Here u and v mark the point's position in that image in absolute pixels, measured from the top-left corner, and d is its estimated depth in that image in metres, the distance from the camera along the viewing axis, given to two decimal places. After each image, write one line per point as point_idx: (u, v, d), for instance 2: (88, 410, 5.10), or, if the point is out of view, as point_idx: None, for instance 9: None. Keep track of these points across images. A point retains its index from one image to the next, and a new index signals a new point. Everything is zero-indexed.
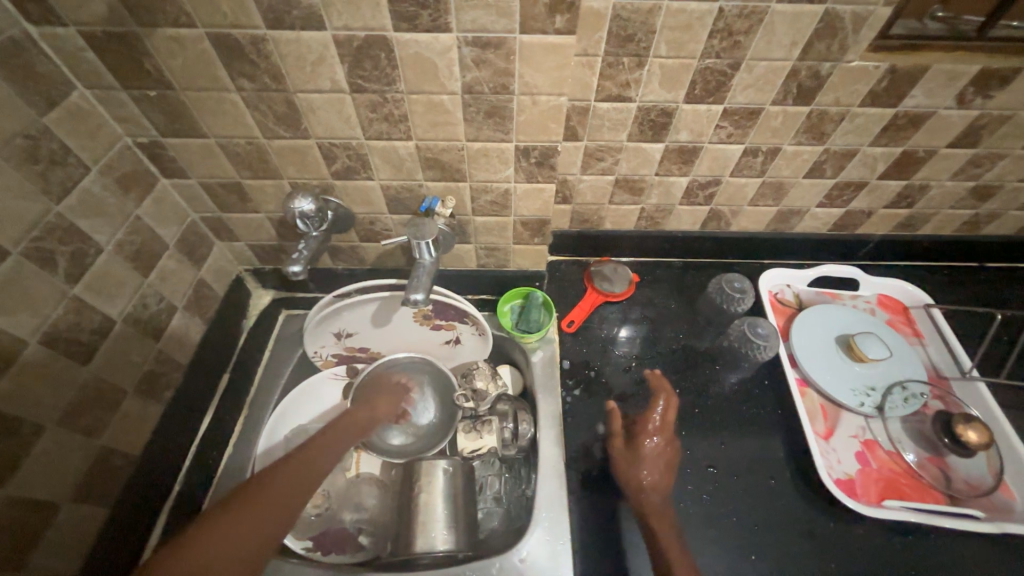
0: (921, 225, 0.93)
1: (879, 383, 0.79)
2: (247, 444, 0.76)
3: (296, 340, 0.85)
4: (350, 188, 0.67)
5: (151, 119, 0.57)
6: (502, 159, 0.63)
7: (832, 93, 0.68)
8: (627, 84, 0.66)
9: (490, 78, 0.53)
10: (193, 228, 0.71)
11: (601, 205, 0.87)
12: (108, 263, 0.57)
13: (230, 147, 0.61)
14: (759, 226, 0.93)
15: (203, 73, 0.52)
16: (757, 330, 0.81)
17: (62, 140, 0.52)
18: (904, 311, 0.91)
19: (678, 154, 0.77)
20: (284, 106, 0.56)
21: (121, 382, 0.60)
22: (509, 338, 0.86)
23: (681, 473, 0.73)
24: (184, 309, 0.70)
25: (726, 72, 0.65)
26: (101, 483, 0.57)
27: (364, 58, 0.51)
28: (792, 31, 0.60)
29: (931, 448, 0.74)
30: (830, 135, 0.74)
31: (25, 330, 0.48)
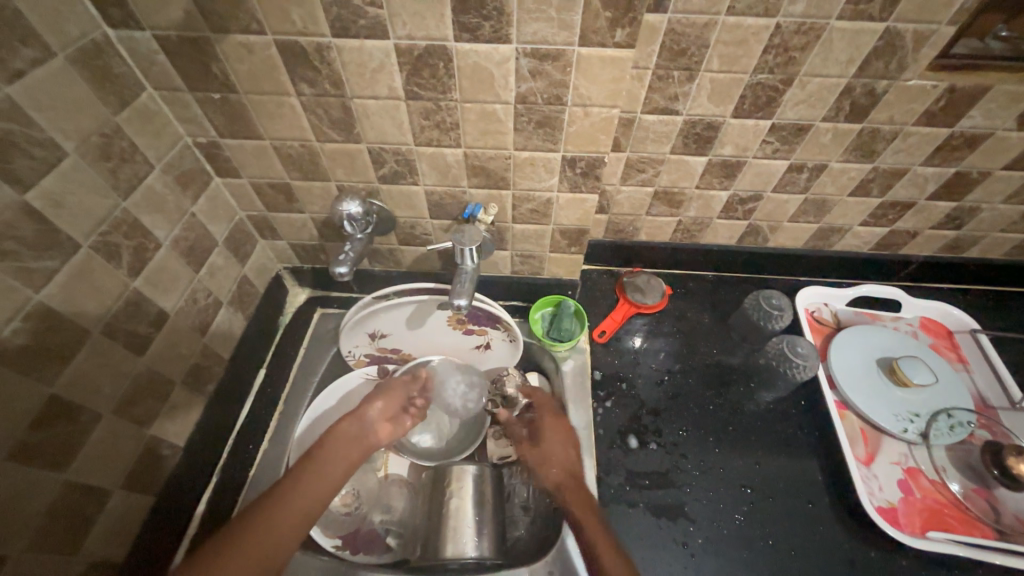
0: (968, 248, 0.90)
1: (923, 409, 0.77)
2: (282, 440, 0.76)
3: (330, 339, 0.86)
4: (394, 193, 0.68)
5: (212, 120, 0.59)
6: (549, 169, 0.63)
7: (885, 111, 0.66)
8: (675, 97, 0.66)
9: (545, 89, 0.54)
10: (241, 226, 0.73)
11: (638, 216, 0.86)
12: (165, 258, 0.59)
13: (283, 149, 0.63)
14: (798, 243, 0.91)
15: (267, 78, 0.54)
16: (797, 348, 0.79)
17: (131, 139, 0.54)
18: (948, 335, 0.88)
19: (721, 168, 0.76)
20: (340, 111, 0.57)
21: (171, 374, 0.61)
22: (540, 345, 0.86)
23: (715, 491, 0.72)
24: (228, 305, 0.72)
25: (778, 88, 0.64)
26: (147, 472, 0.59)
27: (423, 67, 0.52)
28: (849, 49, 0.59)
29: (979, 479, 0.71)
30: (880, 153, 0.72)
31: (91, 320, 0.50)
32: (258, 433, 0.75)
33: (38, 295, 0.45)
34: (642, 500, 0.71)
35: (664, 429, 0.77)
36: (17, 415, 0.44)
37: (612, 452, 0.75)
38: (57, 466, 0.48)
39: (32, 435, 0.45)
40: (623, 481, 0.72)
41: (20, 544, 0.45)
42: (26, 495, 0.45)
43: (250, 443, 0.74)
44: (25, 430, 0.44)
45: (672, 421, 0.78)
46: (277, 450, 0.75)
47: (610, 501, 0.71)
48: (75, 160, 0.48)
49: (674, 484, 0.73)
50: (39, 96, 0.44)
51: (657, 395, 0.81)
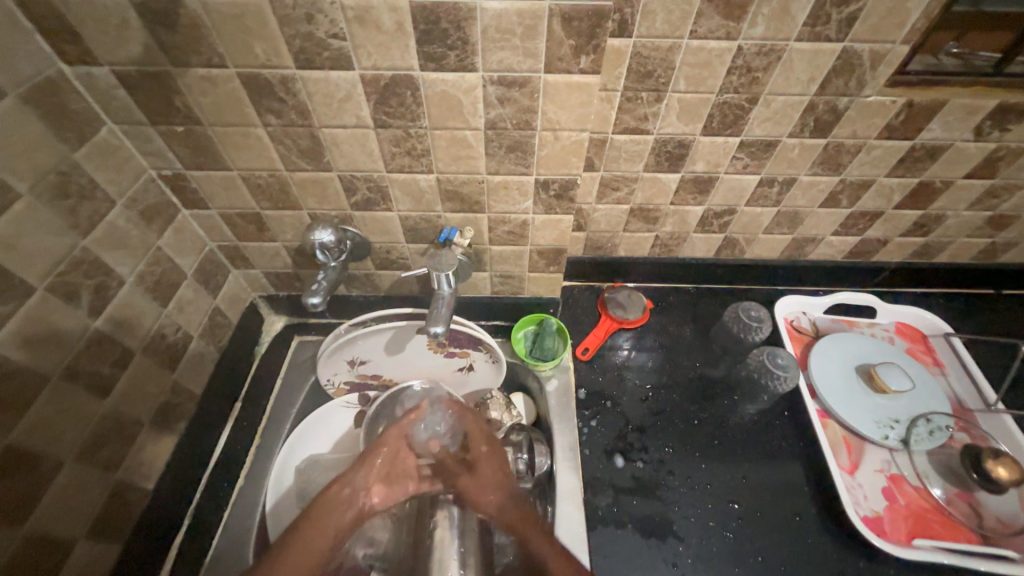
0: (936, 253, 0.92)
1: (903, 415, 0.77)
2: (259, 476, 0.73)
3: (308, 367, 0.84)
4: (368, 219, 0.68)
5: (177, 152, 0.58)
6: (522, 191, 0.63)
7: (848, 126, 0.68)
8: (645, 117, 0.67)
9: (514, 115, 0.54)
10: (211, 256, 0.71)
11: (615, 232, 0.87)
12: (130, 295, 0.57)
13: (252, 179, 0.62)
14: (774, 254, 0.93)
15: (232, 110, 0.53)
16: (777, 360, 0.80)
17: (91, 175, 0.52)
18: (923, 339, 0.90)
19: (694, 184, 0.77)
20: (308, 140, 0.57)
21: (138, 414, 0.59)
22: (522, 365, 0.85)
23: (703, 508, 0.71)
24: (199, 338, 0.69)
25: (744, 107, 0.65)
26: (113, 520, 0.56)
27: (390, 96, 0.52)
28: (810, 68, 0.61)
29: (959, 483, 0.72)
30: (847, 166, 0.74)
31: (49, 365, 0.48)
32: (233, 470, 0.73)
33: None
34: (630, 520, 0.70)
35: (650, 446, 0.77)
36: None
37: (598, 472, 0.74)
38: (14, 522, 0.45)
39: None
40: (611, 502, 0.71)
41: None
42: None
43: (225, 481, 0.71)
44: None
45: (658, 437, 0.78)
46: (254, 487, 0.73)
47: (598, 523, 0.70)
48: (29, 200, 0.46)
49: (662, 502, 0.72)
50: None
51: (642, 411, 0.81)
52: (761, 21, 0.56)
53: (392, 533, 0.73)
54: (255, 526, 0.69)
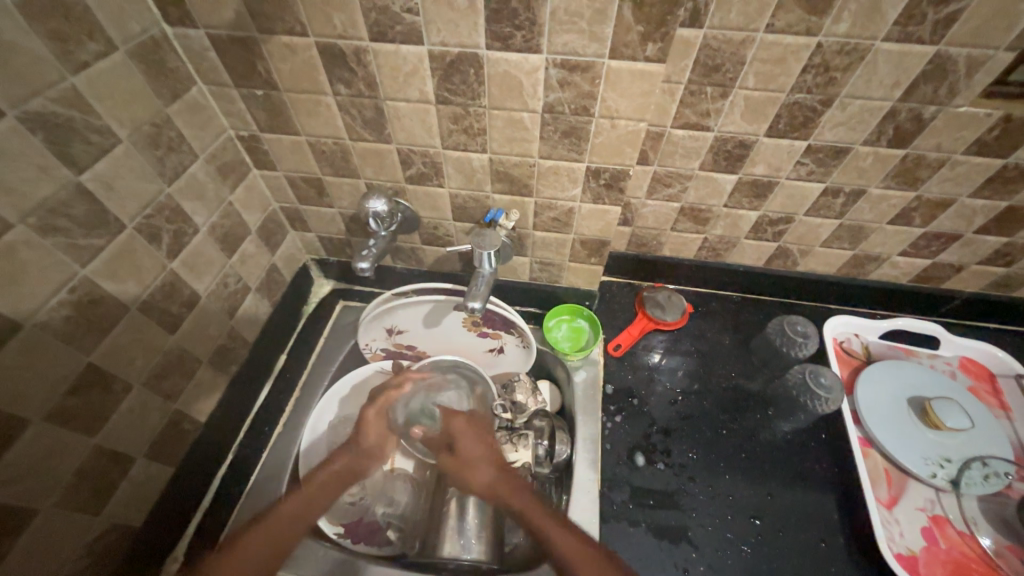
0: (1019, 287, 0.84)
1: (956, 455, 0.72)
2: (295, 424, 0.78)
3: (350, 330, 0.89)
4: (420, 193, 0.70)
5: (254, 115, 0.63)
6: (572, 178, 0.63)
7: (932, 138, 0.63)
8: (707, 113, 0.65)
9: (573, 99, 0.54)
10: (273, 216, 0.77)
11: (662, 230, 0.85)
12: (202, 243, 0.63)
13: (318, 146, 0.65)
14: (830, 269, 0.88)
15: (307, 79, 0.57)
16: (819, 379, 0.77)
17: (180, 129, 0.57)
18: (990, 378, 0.83)
19: (751, 187, 0.74)
20: (373, 111, 0.59)
21: (198, 352, 0.65)
22: (552, 353, 0.85)
23: (721, 518, 0.70)
24: (256, 290, 0.75)
25: (816, 108, 0.62)
26: (169, 444, 0.62)
27: (454, 73, 0.54)
28: (896, 71, 0.57)
29: (1013, 535, 0.67)
30: (925, 182, 0.69)
31: (130, 296, 0.54)
32: (274, 416, 0.78)
33: (84, 270, 0.48)
34: (644, 520, 0.69)
35: (673, 449, 0.76)
36: (57, 380, 0.47)
37: (615, 468, 0.74)
38: (90, 430, 0.51)
39: (69, 400, 0.48)
40: (627, 500, 0.71)
41: (50, 500, 0.48)
42: (57, 456, 0.48)
43: (266, 425, 0.77)
44: (61, 395, 0.48)
45: (683, 442, 0.77)
46: (288, 434, 0.77)
47: (611, 518, 0.69)
48: (126, 146, 0.51)
49: (679, 506, 0.71)
50: (100, 87, 0.47)
51: (669, 414, 0.80)
52: (846, 18, 0.53)
53: (411, 497, 0.77)
54: (286, 469, 0.74)
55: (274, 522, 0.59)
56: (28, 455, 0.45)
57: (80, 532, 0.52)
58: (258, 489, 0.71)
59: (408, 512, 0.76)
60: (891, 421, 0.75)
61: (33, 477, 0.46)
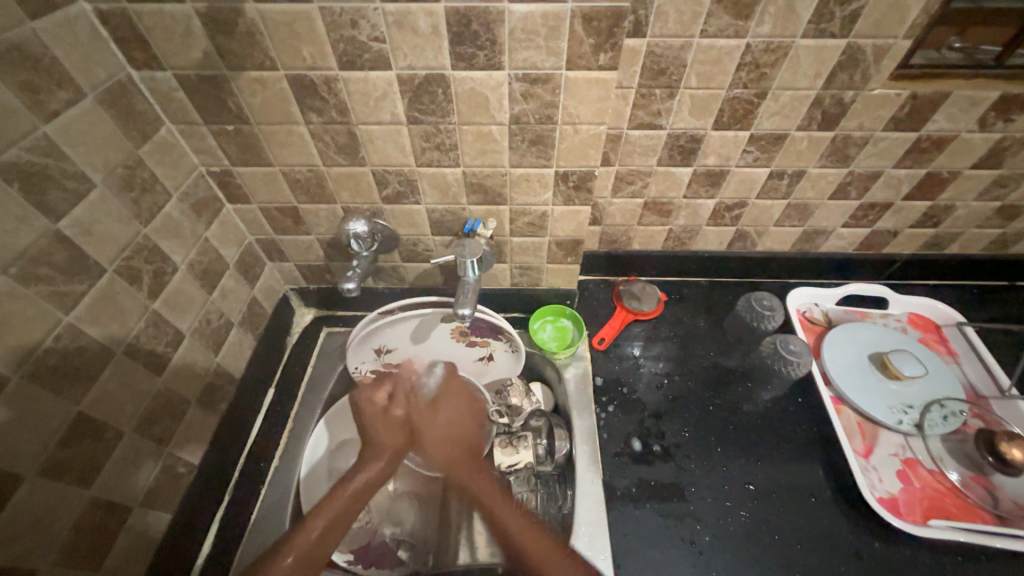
0: (948, 244, 0.94)
1: (916, 400, 0.79)
2: (293, 456, 0.78)
3: (338, 356, 0.88)
4: (397, 212, 0.72)
5: (225, 150, 0.63)
6: (543, 183, 0.67)
7: (855, 119, 0.71)
8: (658, 113, 0.71)
9: (537, 110, 0.58)
10: (250, 249, 0.76)
11: (630, 226, 0.90)
12: (182, 281, 0.63)
13: (292, 174, 0.66)
14: (785, 246, 0.95)
15: (279, 110, 0.58)
16: (790, 347, 0.84)
17: (152, 170, 0.58)
18: (936, 329, 0.91)
19: (705, 177, 0.80)
20: (345, 136, 0.61)
21: (187, 393, 0.64)
22: (540, 354, 0.88)
23: (719, 489, 0.73)
24: (239, 325, 0.74)
25: (753, 101, 0.69)
26: (165, 489, 0.60)
27: (423, 94, 0.57)
28: (816, 63, 0.64)
29: (975, 466, 0.73)
30: (855, 158, 0.77)
31: (114, 341, 0.53)
32: (269, 451, 0.77)
33: (68, 317, 0.48)
34: (648, 502, 0.72)
35: (666, 431, 0.79)
36: (48, 432, 0.46)
37: (614, 458, 0.76)
38: (84, 482, 0.50)
39: (61, 452, 0.47)
40: (629, 485, 0.74)
41: (49, 559, 0.46)
42: (54, 512, 0.46)
43: (262, 461, 0.76)
44: (53, 447, 0.46)
45: (674, 423, 0.80)
46: (286, 468, 0.77)
47: (616, 504, 0.72)
48: (102, 190, 0.51)
49: (679, 484, 0.74)
50: (71, 134, 0.47)
51: (658, 398, 0.83)
52: (768, 20, 0.59)
53: (418, 514, 0.76)
54: (290, 501, 0.73)
55: (305, 544, 0.59)
56: (23, 514, 0.44)
57: None
58: (262, 529, 0.70)
59: (417, 529, 0.75)
60: (859, 372, 0.82)
61: (30, 537, 0.44)
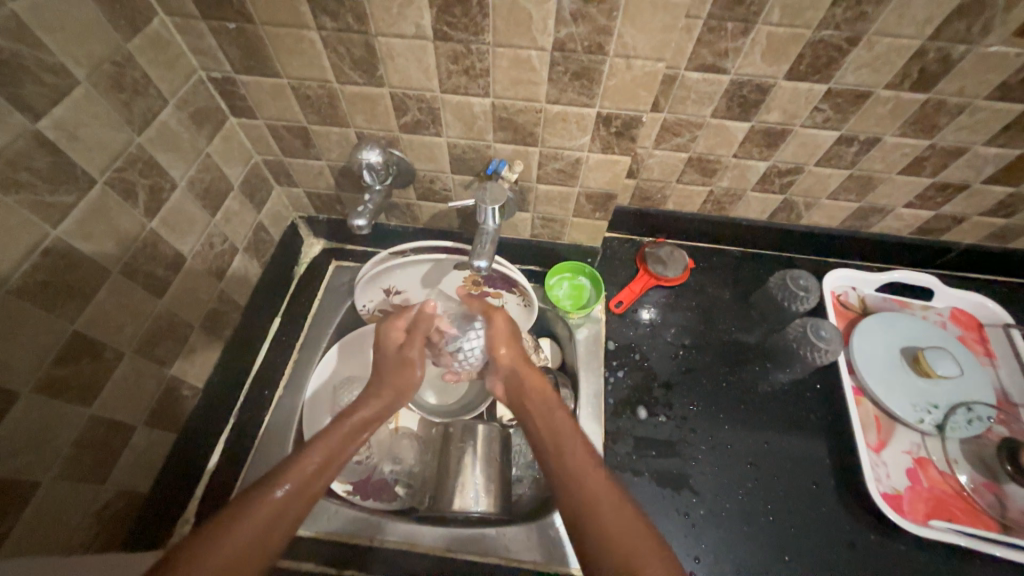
0: (1015, 238, 0.85)
1: (943, 401, 0.75)
2: (294, 388, 0.77)
3: (346, 291, 0.86)
4: (415, 143, 0.65)
5: (227, 53, 0.56)
6: (581, 125, 0.59)
7: (957, 81, 0.60)
8: (725, 53, 0.60)
9: (587, 35, 0.49)
10: (256, 170, 0.71)
11: (667, 183, 0.82)
12: (182, 200, 0.58)
13: (301, 90, 0.59)
14: (833, 222, 0.87)
15: (286, 9, 0.50)
16: (819, 332, 0.77)
17: (144, 69, 0.51)
18: (977, 328, 0.85)
19: (763, 136, 0.71)
20: (363, 49, 0.53)
21: (190, 317, 0.62)
22: (553, 311, 0.85)
23: (720, 465, 0.73)
24: (244, 251, 0.71)
25: (841, 47, 0.58)
26: (169, 410, 0.61)
27: (454, 3, 0.48)
28: (931, 5, 0.53)
29: (989, 473, 0.71)
30: (942, 129, 0.67)
31: (109, 259, 0.50)
32: (273, 379, 0.77)
33: (56, 231, 0.44)
34: (647, 469, 0.72)
35: (674, 402, 0.77)
36: (43, 349, 0.44)
37: (618, 423, 0.75)
38: (84, 400, 0.49)
39: (58, 370, 0.46)
40: (629, 450, 0.73)
41: (53, 471, 0.47)
42: (55, 427, 0.46)
43: (266, 388, 0.76)
44: (49, 365, 0.45)
45: (684, 394, 0.78)
46: (290, 396, 0.76)
47: (614, 468, 0.72)
48: (86, 89, 0.45)
49: (681, 456, 0.73)
50: (45, 16, 0.41)
51: (670, 368, 0.81)
52: None
53: (417, 455, 0.78)
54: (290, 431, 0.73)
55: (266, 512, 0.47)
56: (24, 428, 0.43)
57: (88, 500, 0.51)
58: (264, 451, 0.71)
59: (415, 469, 0.77)
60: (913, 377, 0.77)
61: (31, 450, 0.44)
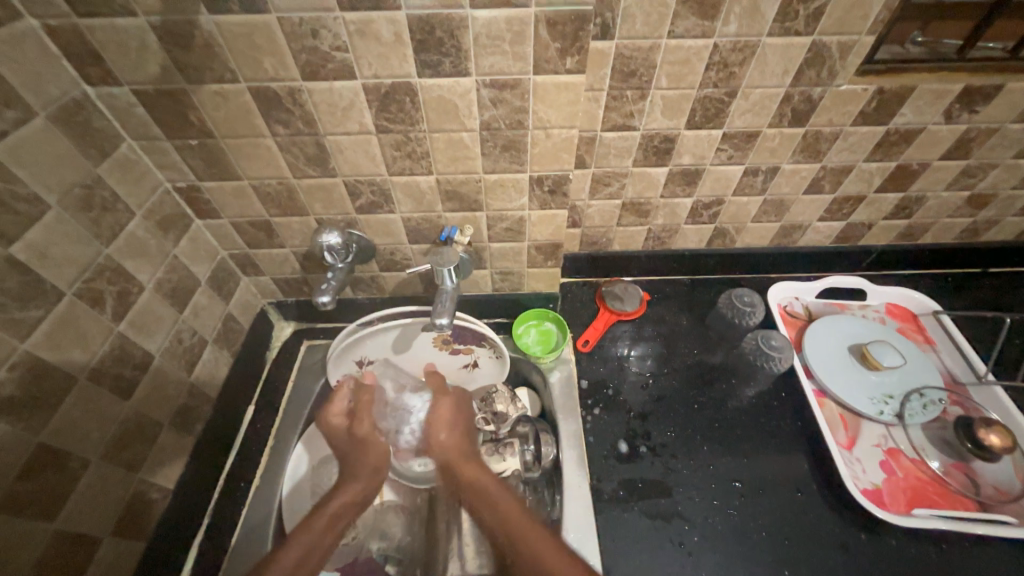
0: (921, 235, 0.96)
1: (896, 391, 0.80)
2: (272, 475, 0.75)
3: (319, 369, 0.87)
4: (372, 221, 0.71)
5: (190, 165, 0.62)
6: (518, 188, 0.67)
7: (824, 115, 0.72)
8: (631, 114, 0.71)
9: (507, 115, 0.58)
10: (223, 264, 0.75)
11: (609, 227, 0.90)
12: (149, 301, 0.61)
13: (262, 188, 0.65)
14: (764, 242, 0.96)
15: (243, 123, 0.57)
16: (770, 342, 0.84)
17: (112, 188, 0.56)
18: (913, 319, 0.93)
19: (681, 177, 0.81)
20: (314, 148, 0.60)
21: (159, 416, 0.62)
22: (525, 359, 0.87)
23: (705, 487, 0.74)
24: (213, 342, 0.72)
25: (724, 100, 0.69)
26: (137, 517, 0.59)
27: (390, 103, 0.56)
28: (783, 61, 0.65)
29: (955, 453, 0.74)
30: (826, 153, 0.78)
31: (76, 367, 0.51)
32: (250, 470, 0.76)
33: (23, 345, 0.46)
34: (636, 505, 0.72)
35: (653, 431, 0.79)
36: (6, 465, 0.44)
37: (601, 461, 0.76)
38: (47, 516, 0.48)
39: (20, 486, 0.45)
40: (615, 487, 0.73)
41: None
42: (16, 548, 0.45)
43: (243, 481, 0.74)
44: (12, 481, 0.45)
45: (659, 421, 0.81)
46: (267, 485, 0.75)
47: (604, 507, 0.71)
48: (58, 213, 0.50)
49: (668, 485, 0.74)
50: (21, 155, 0.46)
51: (643, 398, 0.83)
52: (733, 20, 0.60)
53: (405, 528, 0.76)
54: (269, 524, 0.71)
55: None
56: None
57: None
58: (242, 550, 0.68)
59: (405, 542, 0.74)
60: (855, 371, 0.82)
61: None
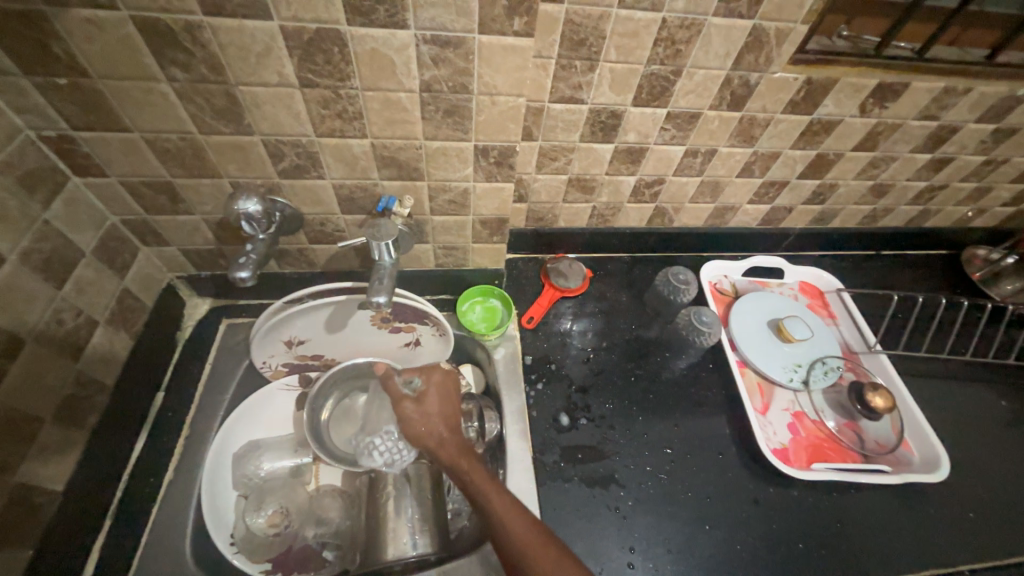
0: (831, 220, 1.05)
1: (804, 359, 0.89)
2: (189, 469, 0.69)
3: (242, 350, 0.80)
4: (298, 188, 0.64)
5: (60, 110, 0.51)
6: (461, 158, 0.63)
7: (759, 101, 0.75)
8: (579, 86, 0.69)
9: (450, 77, 0.53)
10: (114, 232, 0.64)
11: (555, 203, 0.89)
12: (14, 275, 0.51)
13: (159, 143, 0.55)
14: (699, 222, 1.00)
15: (129, 62, 0.47)
16: (702, 318, 0.88)
17: None
18: (820, 295, 1.03)
19: (625, 154, 0.81)
20: (223, 99, 0.52)
21: (37, 410, 0.53)
22: (469, 336, 0.86)
23: (640, 454, 0.78)
24: (107, 322, 0.63)
25: (669, 79, 0.69)
26: (16, 525, 0.51)
27: (315, 52, 0.49)
28: (726, 42, 0.65)
29: (848, 414, 0.85)
30: (758, 138, 0.82)
31: None
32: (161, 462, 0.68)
33: None
34: (575, 474, 0.74)
35: (592, 404, 0.82)
36: None
37: (543, 434, 0.78)
38: None
39: None
40: (557, 459, 0.75)
41: None
42: None
43: (153, 475, 0.67)
44: None
45: (599, 394, 0.83)
46: (182, 479, 0.68)
47: (546, 479, 0.73)
48: None
49: (605, 454, 0.77)
50: None
51: (584, 372, 0.85)
52: None
53: (341, 512, 0.72)
54: (187, 522, 0.65)
55: None
56: None
57: None
58: (156, 552, 0.63)
59: (342, 526, 0.71)
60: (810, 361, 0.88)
61: None
